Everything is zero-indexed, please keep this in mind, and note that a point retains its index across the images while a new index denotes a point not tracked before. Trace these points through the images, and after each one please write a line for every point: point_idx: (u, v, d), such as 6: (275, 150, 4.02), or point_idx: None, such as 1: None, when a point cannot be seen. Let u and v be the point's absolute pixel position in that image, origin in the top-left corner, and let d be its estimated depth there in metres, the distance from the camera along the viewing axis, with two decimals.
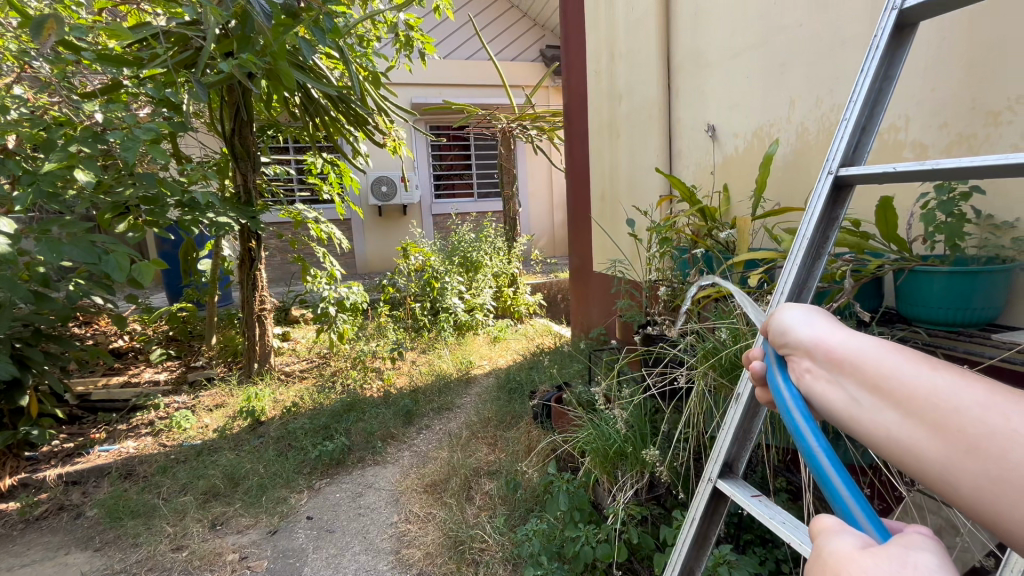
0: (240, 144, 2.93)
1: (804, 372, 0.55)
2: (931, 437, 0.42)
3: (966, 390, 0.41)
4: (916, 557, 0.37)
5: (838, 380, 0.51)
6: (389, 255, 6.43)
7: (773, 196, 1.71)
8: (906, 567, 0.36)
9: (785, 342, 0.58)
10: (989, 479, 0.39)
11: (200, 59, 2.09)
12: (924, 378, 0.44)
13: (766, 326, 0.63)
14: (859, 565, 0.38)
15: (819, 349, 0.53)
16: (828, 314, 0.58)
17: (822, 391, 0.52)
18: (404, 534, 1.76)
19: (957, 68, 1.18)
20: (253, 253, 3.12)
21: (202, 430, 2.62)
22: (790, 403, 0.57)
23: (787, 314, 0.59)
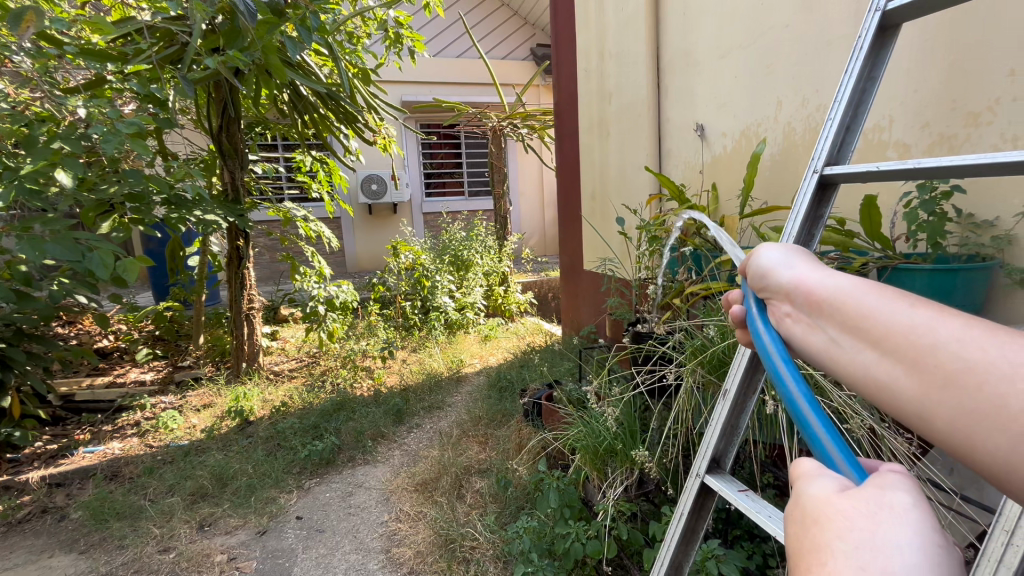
0: (227, 142, 2.90)
1: (785, 316, 0.58)
2: (909, 374, 0.43)
3: (944, 326, 0.42)
4: (891, 496, 0.37)
5: (818, 322, 0.53)
6: (379, 253, 6.40)
7: (760, 195, 1.73)
8: (884, 509, 0.36)
9: (768, 287, 0.62)
10: (964, 412, 0.39)
11: (187, 55, 2.06)
12: (904, 317, 0.45)
13: (749, 271, 0.66)
14: (837, 508, 0.38)
15: (800, 292, 0.56)
16: (811, 260, 0.60)
17: (804, 334, 0.55)
18: (395, 533, 1.76)
19: (938, 68, 1.20)
20: (241, 251, 3.09)
21: (189, 430, 2.59)
22: (771, 346, 0.60)
23: (769, 261, 0.62)
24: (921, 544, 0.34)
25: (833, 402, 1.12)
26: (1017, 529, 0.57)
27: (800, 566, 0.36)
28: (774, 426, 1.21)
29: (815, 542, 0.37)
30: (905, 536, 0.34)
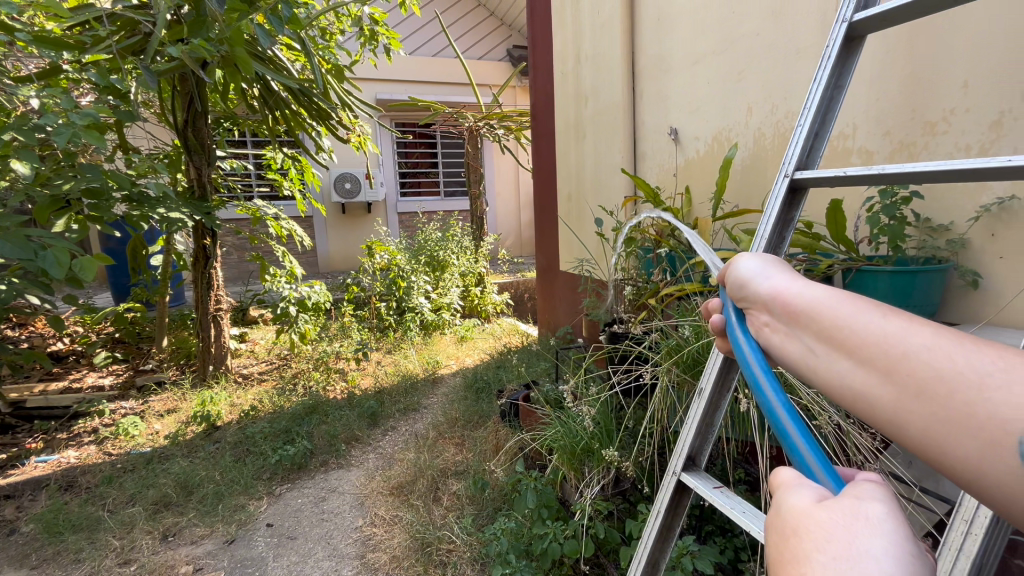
0: (193, 137, 2.80)
1: (763, 326, 0.60)
2: (882, 382, 0.45)
3: (915, 335, 0.44)
4: (865, 508, 0.38)
5: (794, 332, 0.55)
6: (352, 253, 6.30)
7: (732, 199, 1.77)
8: (859, 520, 0.37)
9: (747, 297, 0.63)
10: (935, 419, 0.41)
11: (150, 45, 1.98)
12: (876, 326, 0.47)
13: (728, 279, 0.68)
14: (816, 519, 0.39)
15: (777, 302, 0.58)
16: (787, 268, 0.62)
17: (781, 343, 0.57)
18: (369, 538, 1.73)
19: (898, 77, 1.26)
20: (208, 250, 2.98)
21: (152, 437, 2.48)
22: (750, 356, 0.62)
23: (747, 270, 0.64)
24: (895, 553, 0.35)
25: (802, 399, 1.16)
26: (974, 520, 0.60)
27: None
28: (746, 423, 1.24)
29: (795, 553, 0.38)
30: (880, 546, 0.35)
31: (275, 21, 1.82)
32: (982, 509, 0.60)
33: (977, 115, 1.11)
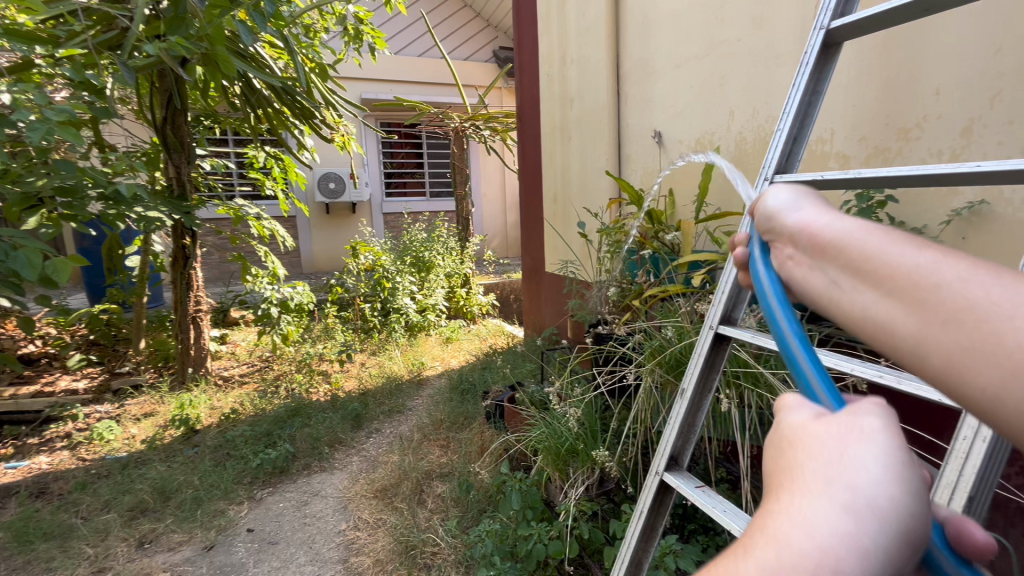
0: (173, 134, 2.74)
1: (787, 259, 0.63)
2: (909, 314, 0.46)
3: (948, 267, 0.44)
4: (861, 419, 0.39)
5: (818, 264, 0.58)
6: (337, 254, 6.23)
7: (714, 202, 1.80)
8: (853, 432, 0.39)
9: (774, 229, 0.66)
10: (959, 348, 0.41)
11: (126, 41, 1.94)
12: (909, 258, 0.48)
13: (758, 215, 0.71)
14: (811, 432, 0.41)
15: (804, 235, 0.61)
16: (817, 204, 0.65)
17: (803, 276, 0.60)
18: (352, 542, 1.71)
19: (874, 85, 1.29)
20: (187, 250, 2.92)
21: (128, 441, 2.42)
22: (769, 288, 0.65)
23: (777, 203, 0.66)
24: (885, 460, 0.36)
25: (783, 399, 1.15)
26: None
27: (776, 484, 0.41)
28: (727, 423, 1.25)
29: (790, 462, 0.41)
30: (871, 454, 0.37)
31: (257, 18, 1.79)
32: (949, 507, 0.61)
33: (949, 121, 1.14)
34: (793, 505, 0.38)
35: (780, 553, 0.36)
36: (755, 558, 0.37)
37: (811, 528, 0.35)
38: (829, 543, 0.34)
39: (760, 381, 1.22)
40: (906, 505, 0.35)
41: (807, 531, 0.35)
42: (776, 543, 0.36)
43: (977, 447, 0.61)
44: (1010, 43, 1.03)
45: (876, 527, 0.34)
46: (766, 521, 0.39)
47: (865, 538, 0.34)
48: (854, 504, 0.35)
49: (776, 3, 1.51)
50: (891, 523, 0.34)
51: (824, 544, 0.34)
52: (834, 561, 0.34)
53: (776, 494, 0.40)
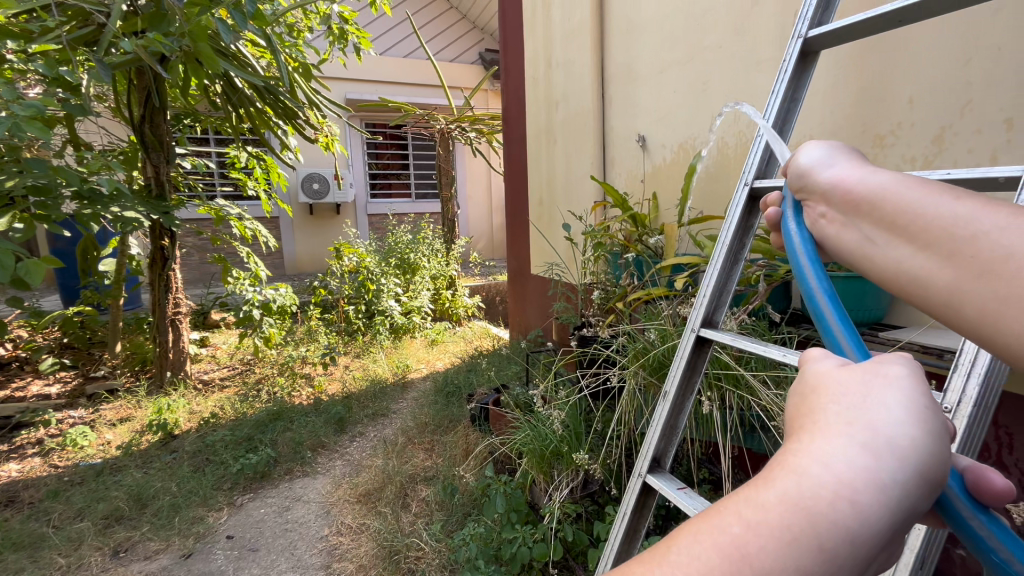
0: (151, 133, 2.68)
1: (819, 217, 0.60)
2: (944, 266, 0.47)
3: (987, 217, 0.45)
4: (887, 365, 0.40)
5: (851, 222, 0.56)
6: (320, 255, 6.16)
7: (697, 205, 1.82)
8: (878, 377, 0.39)
9: (804, 186, 0.62)
10: (996, 298, 0.43)
11: (103, 37, 1.90)
12: (948, 209, 0.48)
13: (786, 172, 0.66)
14: (833, 378, 0.42)
15: (837, 192, 0.57)
16: (852, 157, 0.61)
17: (835, 235, 0.57)
18: (335, 548, 1.69)
19: (849, 93, 1.32)
20: (166, 252, 2.86)
21: (103, 447, 2.35)
22: (798, 246, 0.62)
23: (810, 159, 0.62)
24: (908, 404, 0.37)
25: (762, 400, 1.17)
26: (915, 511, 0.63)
27: (795, 427, 0.41)
28: (709, 425, 1.27)
29: (810, 406, 0.41)
30: (894, 397, 0.37)
31: (238, 15, 1.77)
32: None
33: (921, 128, 1.17)
34: (812, 443, 0.38)
35: (796, 485, 0.36)
36: (773, 487, 0.37)
37: (831, 462, 0.36)
38: (846, 476, 0.35)
39: (741, 383, 1.23)
40: (928, 446, 0.36)
41: (826, 465, 0.36)
42: (793, 475, 0.37)
43: (973, 383, 0.61)
44: (979, 55, 1.07)
45: (896, 464, 0.35)
46: (784, 458, 0.39)
47: (884, 473, 0.34)
48: (876, 441, 0.36)
49: (756, 12, 1.54)
50: (912, 462, 0.35)
51: (842, 476, 0.35)
52: (850, 492, 0.34)
53: (795, 435, 0.40)
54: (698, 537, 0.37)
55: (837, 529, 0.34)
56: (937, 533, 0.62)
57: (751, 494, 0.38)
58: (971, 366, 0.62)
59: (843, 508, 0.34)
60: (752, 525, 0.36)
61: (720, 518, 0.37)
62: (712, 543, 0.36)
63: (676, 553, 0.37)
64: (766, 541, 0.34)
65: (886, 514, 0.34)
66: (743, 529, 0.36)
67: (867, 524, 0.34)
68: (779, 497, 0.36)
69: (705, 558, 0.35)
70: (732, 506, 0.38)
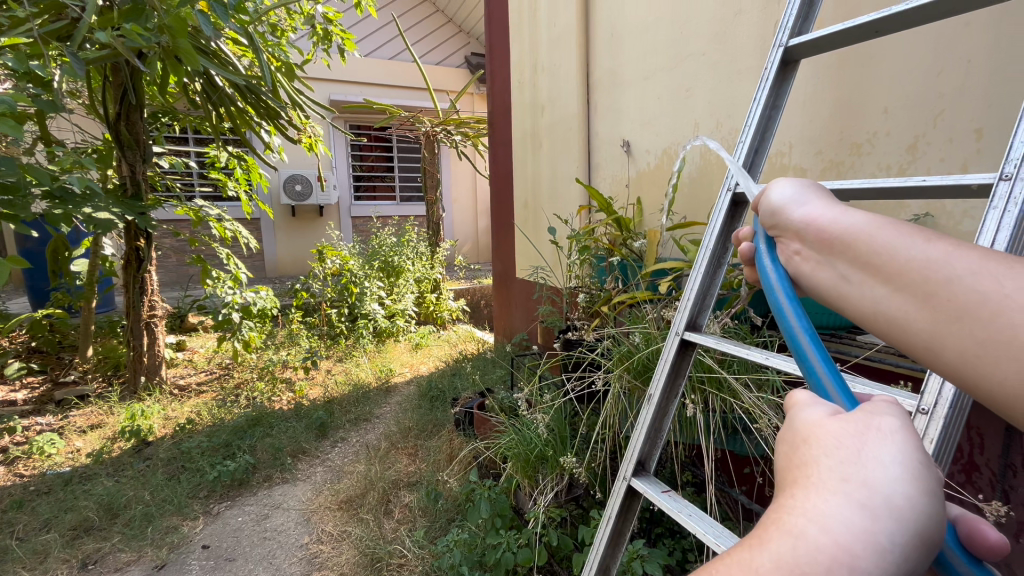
0: (127, 131, 2.61)
1: (794, 254, 0.62)
2: (921, 308, 0.48)
3: (959, 260, 0.47)
4: (878, 420, 0.40)
5: (827, 260, 0.57)
6: (303, 258, 6.08)
7: (680, 209, 1.84)
8: (870, 430, 0.40)
9: (778, 223, 0.64)
10: (974, 341, 0.44)
11: (77, 32, 1.83)
12: (919, 252, 0.50)
13: (759, 208, 0.68)
14: (825, 429, 0.41)
15: (811, 231, 0.59)
16: (821, 195, 0.63)
17: (811, 270, 0.59)
18: (315, 556, 1.65)
19: (829, 101, 1.35)
20: (141, 253, 2.77)
21: (72, 456, 2.27)
22: (775, 282, 0.62)
23: (782, 197, 0.64)
24: (903, 459, 0.37)
25: (744, 402, 1.17)
26: None
27: (788, 480, 0.41)
28: (693, 427, 1.27)
29: (803, 458, 0.41)
30: (888, 452, 0.38)
31: (219, 11, 1.73)
32: None
33: (896, 137, 1.20)
34: (806, 500, 0.38)
35: (793, 546, 0.36)
36: (767, 550, 0.37)
37: (826, 523, 0.36)
38: (844, 539, 0.35)
39: (723, 386, 1.25)
40: (923, 505, 0.36)
41: (822, 526, 0.36)
42: (790, 536, 0.37)
43: (948, 387, 0.63)
44: (950, 67, 1.11)
45: (893, 526, 0.35)
46: (779, 515, 0.39)
47: (882, 535, 0.34)
48: (872, 501, 0.35)
49: (738, 22, 1.56)
50: (908, 523, 0.35)
51: (840, 538, 0.35)
52: (849, 557, 0.34)
53: (788, 490, 0.40)
54: None
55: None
56: None
57: (746, 557, 0.38)
58: None
59: (843, 573, 0.34)
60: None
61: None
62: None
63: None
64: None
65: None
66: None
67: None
68: (774, 561, 0.36)
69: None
70: (727, 569, 0.38)
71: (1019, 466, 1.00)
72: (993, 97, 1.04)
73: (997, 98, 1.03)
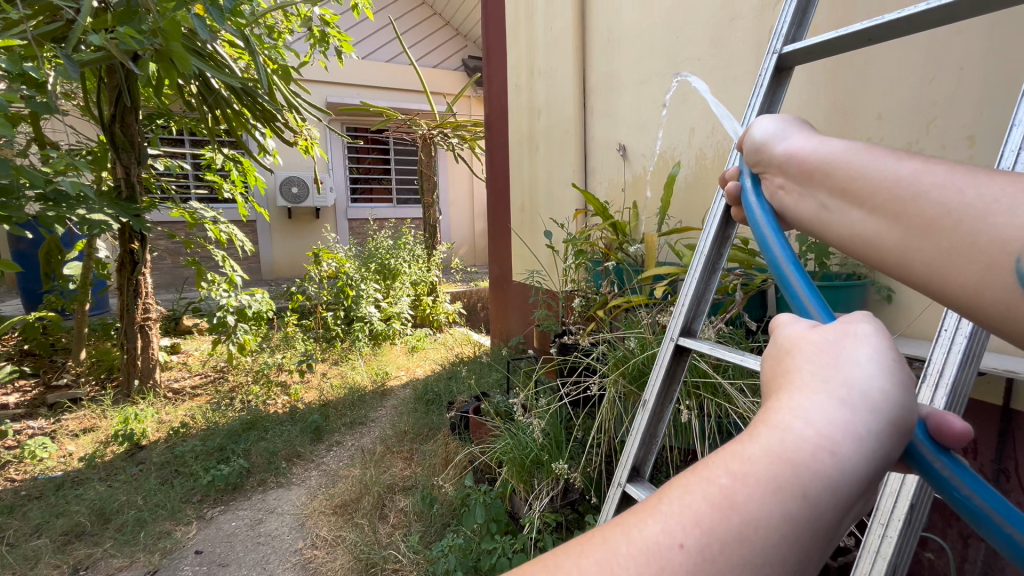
0: (122, 133, 2.60)
1: (778, 188, 0.62)
2: (892, 226, 0.48)
3: (928, 176, 0.46)
4: (855, 326, 0.41)
5: (807, 191, 0.57)
6: (299, 260, 6.06)
7: (676, 214, 1.84)
8: (848, 336, 0.40)
9: (761, 159, 0.64)
10: (940, 253, 0.44)
11: (71, 33, 1.83)
12: (890, 169, 0.49)
13: (742, 146, 0.69)
14: (807, 341, 0.42)
15: (793, 163, 0.59)
16: (804, 128, 0.63)
17: (794, 203, 0.59)
18: (310, 561, 1.64)
19: (822, 107, 1.36)
20: (135, 255, 2.76)
21: (64, 459, 2.25)
22: (761, 218, 0.64)
23: (764, 133, 0.64)
24: (879, 359, 0.38)
25: (739, 407, 1.17)
26: (890, 523, 0.64)
27: (773, 387, 0.41)
28: (688, 432, 1.27)
29: (786, 369, 0.42)
30: (864, 353, 0.38)
31: (215, 13, 1.72)
32: (897, 512, 0.63)
33: (890, 142, 1.21)
34: (792, 400, 0.38)
35: (780, 439, 0.36)
36: (758, 441, 0.37)
37: (810, 417, 0.36)
38: (826, 429, 0.35)
39: (718, 392, 1.25)
40: (899, 399, 0.37)
41: (805, 419, 0.36)
42: (776, 430, 0.37)
43: (939, 395, 0.63)
44: (943, 74, 1.11)
45: (870, 417, 0.36)
46: (766, 416, 0.39)
47: (860, 425, 0.35)
48: (850, 396, 0.36)
49: (733, 27, 1.57)
50: (885, 414, 0.36)
51: (821, 429, 0.36)
52: (831, 443, 0.35)
53: (774, 395, 0.40)
54: (688, 489, 0.37)
55: (819, 478, 0.34)
56: (909, 544, 0.63)
57: (737, 450, 0.37)
58: (939, 378, 0.64)
59: (825, 458, 0.35)
60: (740, 476, 0.35)
61: (709, 471, 0.37)
62: (702, 494, 0.36)
63: (667, 505, 0.36)
64: (753, 489, 0.34)
65: (863, 463, 0.35)
66: (731, 480, 0.36)
67: (848, 472, 0.34)
68: (764, 451, 0.36)
69: (697, 510, 0.35)
70: (721, 460, 0.37)
71: (1013, 470, 1.00)
72: (985, 103, 1.04)
73: (989, 105, 1.04)
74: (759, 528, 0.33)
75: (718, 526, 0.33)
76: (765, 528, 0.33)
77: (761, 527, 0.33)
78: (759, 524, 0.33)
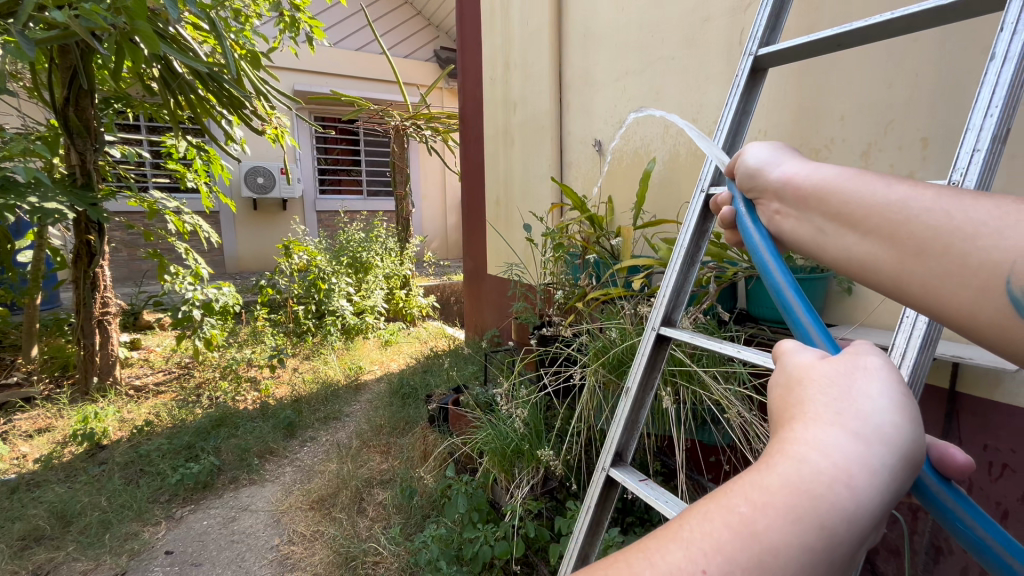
0: (76, 117, 2.45)
1: (774, 213, 0.65)
2: (886, 248, 0.51)
3: (917, 199, 0.50)
4: (863, 359, 0.44)
5: (805, 215, 0.60)
6: (264, 253, 5.89)
7: (651, 209, 1.89)
8: (859, 369, 0.43)
9: (756, 184, 0.68)
10: (934, 275, 0.47)
11: (23, 9, 1.72)
12: (881, 193, 0.53)
13: (736, 171, 0.73)
14: (818, 371, 0.45)
15: (789, 188, 0.62)
16: (794, 154, 0.67)
17: (792, 227, 0.62)
18: (287, 557, 1.62)
19: (789, 110, 1.43)
20: (92, 247, 2.62)
21: (18, 461, 2.13)
22: (760, 242, 0.68)
23: (758, 159, 0.68)
24: (889, 393, 0.41)
25: (714, 393, 1.22)
26: None
27: (784, 417, 0.44)
28: (665, 419, 1.32)
29: (798, 398, 0.45)
30: (875, 387, 0.41)
31: None
32: None
33: (852, 144, 1.29)
34: (805, 431, 0.41)
35: (796, 469, 0.39)
36: (775, 471, 0.39)
37: (825, 449, 0.39)
38: (842, 462, 0.38)
39: (693, 379, 1.30)
40: (909, 432, 0.39)
41: (820, 452, 0.39)
42: (792, 460, 0.39)
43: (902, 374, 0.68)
44: (901, 79, 1.19)
45: (882, 450, 0.38)
46: (781, 446, 0.41)
47: (873, 458, 0.38)
48: (864, 430, 0.39)
49: (706, 27, 1.62)
50: (895, 448, 0.39)
51: (837, 462, 0.38)
52: (846, 476, 0.37)
53: (786, 425, 0.43)
54: (708, 515, 0.39)
55: (836, 511, 0.36)
56: None
57: (755, 478, 0.40)
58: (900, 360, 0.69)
59: (840, 490, 0.37)
60: (759, 505, 0.38)
61: (728, 499, 0.39)
62: (723, 521, 0.38)
63: (689, 531, 0.39)
64: (773, 519, 0.37)
65: (877, 496, 0.37)
66: (750, 509, 0.38)
67: (863, 505, 0.37)
68: (781, 482, 0.38)
69: (719, 536, 0.37)
70: (739, 488, 0.40)
71: None
72: (937, 109, 1.12)
73: (940, 110, 1.12)
74: (779, 558, 0.35)
75: (740, 554, 0.36)
76: (785, 557, 0.35)
77: (783, 556, 0.35)
78: (780, 553, 0.35)
